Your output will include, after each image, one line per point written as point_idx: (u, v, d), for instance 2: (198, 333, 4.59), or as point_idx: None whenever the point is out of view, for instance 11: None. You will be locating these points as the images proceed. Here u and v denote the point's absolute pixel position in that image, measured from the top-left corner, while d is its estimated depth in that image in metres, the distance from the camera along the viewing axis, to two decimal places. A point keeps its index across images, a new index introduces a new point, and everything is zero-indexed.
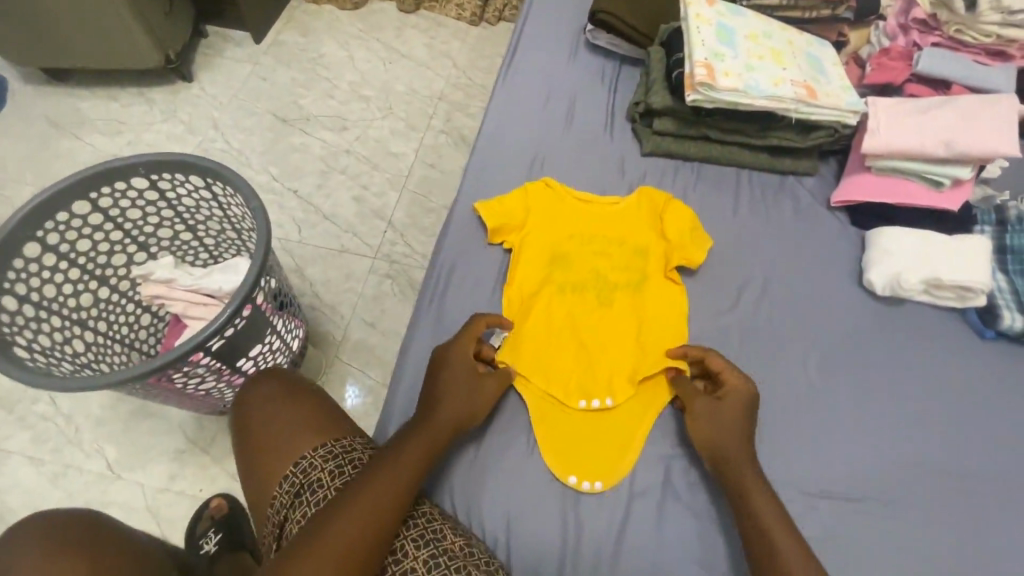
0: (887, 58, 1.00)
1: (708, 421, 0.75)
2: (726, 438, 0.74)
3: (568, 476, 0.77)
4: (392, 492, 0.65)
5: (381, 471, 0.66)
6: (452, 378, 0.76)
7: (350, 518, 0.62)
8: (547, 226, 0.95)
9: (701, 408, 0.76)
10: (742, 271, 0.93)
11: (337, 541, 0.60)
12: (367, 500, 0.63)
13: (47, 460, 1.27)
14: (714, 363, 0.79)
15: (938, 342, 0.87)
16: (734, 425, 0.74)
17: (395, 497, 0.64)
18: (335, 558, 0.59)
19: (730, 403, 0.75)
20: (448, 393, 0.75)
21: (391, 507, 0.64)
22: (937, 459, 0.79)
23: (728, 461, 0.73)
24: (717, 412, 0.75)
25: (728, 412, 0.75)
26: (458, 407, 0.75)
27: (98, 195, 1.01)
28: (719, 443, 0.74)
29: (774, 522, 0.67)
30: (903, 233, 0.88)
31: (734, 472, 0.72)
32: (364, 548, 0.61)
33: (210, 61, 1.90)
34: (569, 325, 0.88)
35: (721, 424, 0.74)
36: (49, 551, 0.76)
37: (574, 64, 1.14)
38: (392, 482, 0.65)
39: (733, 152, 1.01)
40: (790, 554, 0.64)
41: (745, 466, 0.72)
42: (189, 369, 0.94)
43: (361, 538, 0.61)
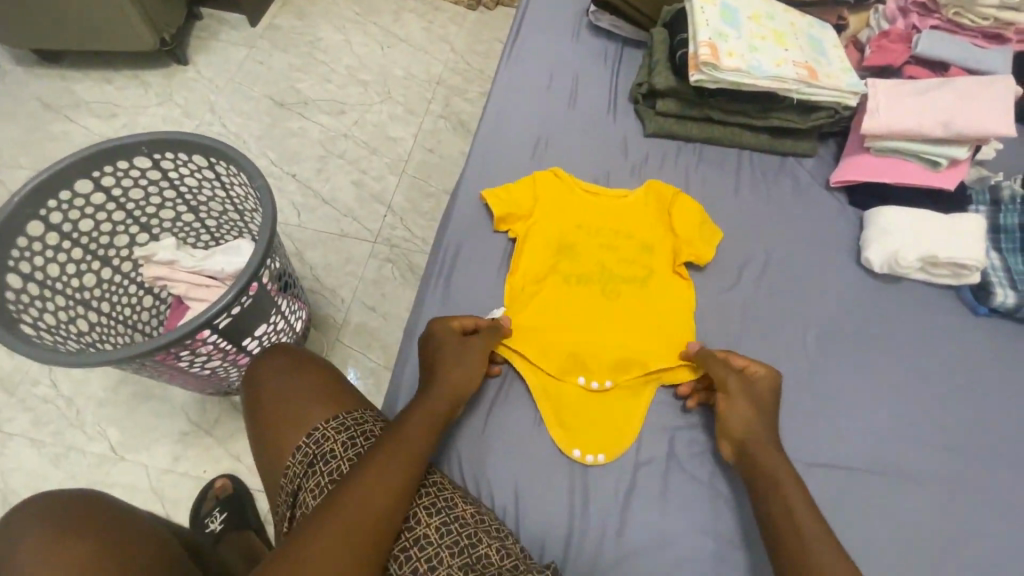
0: (887, 41, 1.01)
1: (745, 401, 0.74)
2: (755, 418, 0.73)
3: (572, 450, 0.79)
4: (401, 465, 0.64)
5: (390, 444, 0.66)
6: (445, 350, 0.77)
7: (359, 490, 0.61)
8: (552, 206, 0.96)
9: (736, 386, 0.75)
10: (744, 251, 0.95)
11: (346, 512, 0.59)
12: (376, 473, 0.63)
13: (48, 443, 1.26)
14: (736, 361, 0.80)
15: (933, 319, 0.89)
16: (765, 408, 0.75)
17: (404, 469, 0.64)
18: (343, 530, 0.58)
19: (761, 383, 0.77)
20: (455, 366, 0.76)
21: (400, 480, 0.63)
22: (932, 432, 0.82)
23: (756, 439, 0.71)
24: (751, 393, 0.75)
25: (761, 395, 0.76)
26: (457, 380, 0.75)
27: (100, 174, 1.01)
28: (748, 419, 0.73)
29: (795, 498, 0.65)
30: (902, 211, 0.90)
31: (758, 450, 0.71)
32: (373, 520, 0.60)
33: (205, 44, 1.88)
34: (571, 307, 0.89)
35: (752, 405, 0.74)
36: (47, 538, 0.69)
37: (577, 45, 1.15)
38: (401, 455, 0.65)
39: (734, 134, 1.02)
40: (810, 530, 0.62)
41: (764, 443, 0.71)
42: (195, 347, 0.95)
43: (370, 509, 0.60)
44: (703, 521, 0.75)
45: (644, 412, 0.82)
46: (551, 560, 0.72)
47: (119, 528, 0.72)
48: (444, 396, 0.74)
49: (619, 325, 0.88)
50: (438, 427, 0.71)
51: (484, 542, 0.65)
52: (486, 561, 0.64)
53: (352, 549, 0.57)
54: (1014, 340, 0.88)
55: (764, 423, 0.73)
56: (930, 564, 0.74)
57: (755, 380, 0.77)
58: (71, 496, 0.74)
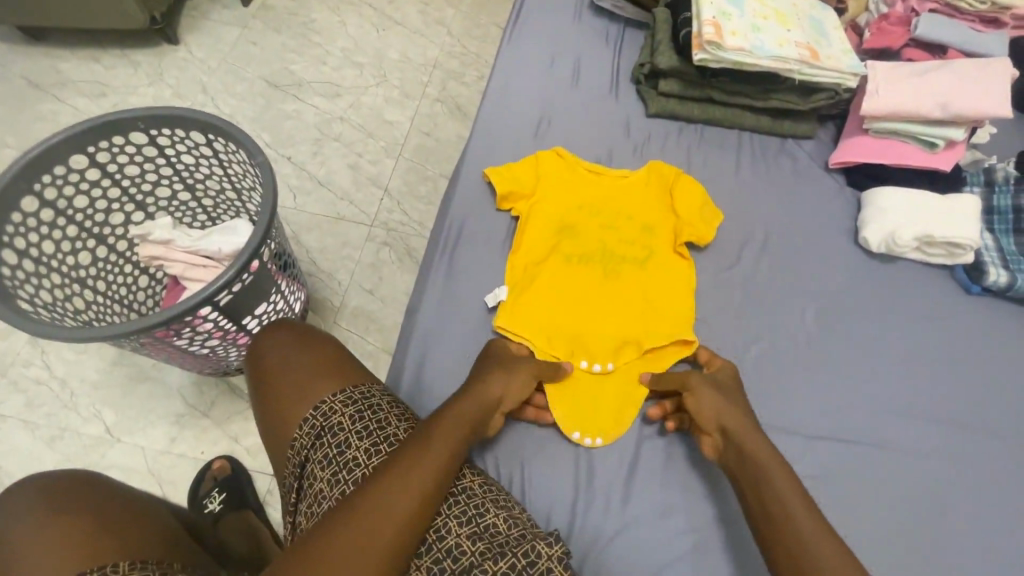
0: (886, 23, 1.02)
1: (713, 395, 0.74)
2: (736, 415, 0.72)
3: (572, 432, 0.79)
4: (429, 464, 0.62)
5: (417, 440, 0.64)
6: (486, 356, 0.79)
7: (386, 489, 0.59)
8: (555, 187, 0.96)
9: (698, 381, 0.76)
10: (744, 230, 0.96)
11: (369, 509, 0.58)
12: (402, 470, 0.61)
13: (42, 425, 1.25)
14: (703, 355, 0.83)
15: (927, 298, 0.91)
16: (736, 402, 0.74)
17: (432, 468, 0.61)
18: (367, 528, 0.56)
19: (722, 376, 0.78)
20: (491, 367, 0.77)
21: (428, 479, 0.61)
22: (925, 408, 0.84)
23: (742, 440, 0.69)
24: (720, 391, 0.75)
25: (726, 391, 0.76)
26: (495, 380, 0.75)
27: (96, 149, 0.99)
28: (719, 413, 0.72)
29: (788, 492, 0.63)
30: (899, 192, 0.91)
31: (750, 449, 0.68)
32: (396, 521, 0.57)
33: (196, 24, 1.84)
34: (574, 288, 0.89)
35: (729, 404, 0.73)
36: (40, 514, 0.67)
37: (578, 25, 1.14)
38: (431, 453, 0.63)
39: (735, 115, 1.03)
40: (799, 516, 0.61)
41: (747, 433, 0.70)
42: (196, 326, 0.94)
43: (395, 507, 0.58)
44: (704, 493, 0.76)
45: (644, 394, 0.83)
46: (556, 531, 0.73)
47: (115, 505, 0.70)
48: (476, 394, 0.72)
49: (620, 307, 0.89)
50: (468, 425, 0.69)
51: (491, 512, 0.66)
52: (494, 530, 0.64)
53: (375, 548, 0.56)
54: (1005, 318, 0.90)
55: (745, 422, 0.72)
56: (921, 533, 0.76)
57: (718, 379, 0.78)
58: (69, 478, 0.72)
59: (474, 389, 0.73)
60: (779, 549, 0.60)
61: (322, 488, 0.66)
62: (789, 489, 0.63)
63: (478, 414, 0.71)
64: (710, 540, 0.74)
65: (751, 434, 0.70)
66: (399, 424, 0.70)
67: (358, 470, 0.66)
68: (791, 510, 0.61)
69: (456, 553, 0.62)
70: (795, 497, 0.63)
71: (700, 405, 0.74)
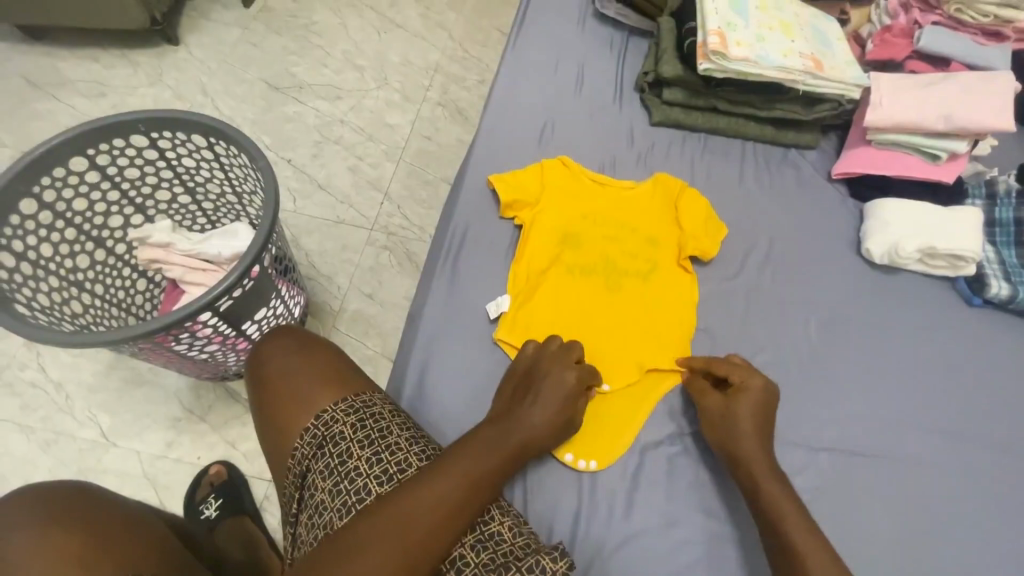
0: (889, 35, 1.03)
1: (727, 425, 0.73)
2: (753, 451, 0.71)
3: (563, 454, 0.78)
4: (410, 528, 0.57)
5: (406, 492, 0.60)
6: (554, 380, 0.74)
7: (360, 546, 0.56)
8: (560, 197, 0.95)
9: (716, 408, 0.75)
10: (747, 240, 0.96)
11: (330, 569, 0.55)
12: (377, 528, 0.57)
13: (36, 428, 1.24)
14: (721, 368, 0.78)
15: (927, 309, 0.91)
16: (754, 433, 0.72)
17: (457, 489, 0.60)
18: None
19: (739, 402, 0.74)
20: (536, 403, 0.72)
21: (453, 499, 0.60)
22: (927, 420, 0.84)
23: (751, 468, 0.70)
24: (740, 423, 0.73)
25: (742, 423, 0.73)
26: (550, 411, 0.72)
27: (95, 152, 0.98)
28: (732, 442, 0.72)
29: (795, 516, 0.65)
30: (903, 203, 0.92)
31: (767, 488, 0.68)
32: (406, 535, 0.57)
33: (197, 25, 1.83)
34: (575, 302, 0.88)
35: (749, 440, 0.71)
36: (38, 528, 0.65)
37: (583, 32, 1.14)
38: (413, 513, 0.58)
39: (738, 124, 1.03)
40: (803, 542, 0.63)
41: (758, 459, 0.70)
42: (194, 331, 0.94)
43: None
44: (707, 505, 0.76)
45: (642, 418, 0.81)
46: (559, 543, 0.72)
47: (114, 521, 0.69)
48: (494, 441, 0.67)
49: (620, 322, 0.87)
50: (480, 478, 0.62)
51: (496, 520, 0.65)
52: (499, 538, 0.63)
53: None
54: (1005, 330, 0.90)
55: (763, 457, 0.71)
56: (924, 546, 0.76)
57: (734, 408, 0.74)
58: (64, 489, 0.70)
59: (492, 435, 0.67)
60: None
61: (323, 498, 0.65)
62: (805, 535, 0.63)
63: (492, 467, 0.64)
64: (716, 552, 0.73)
65: (768, 471, 0.70)
66: (400, 432, 0.69)
67: (359, 479, 0.65)
68: (793, 533, 0.63)
69: (460, 564, 0.61)
70: (809, 541, 0.63)
71: (721, 443, 0.73)
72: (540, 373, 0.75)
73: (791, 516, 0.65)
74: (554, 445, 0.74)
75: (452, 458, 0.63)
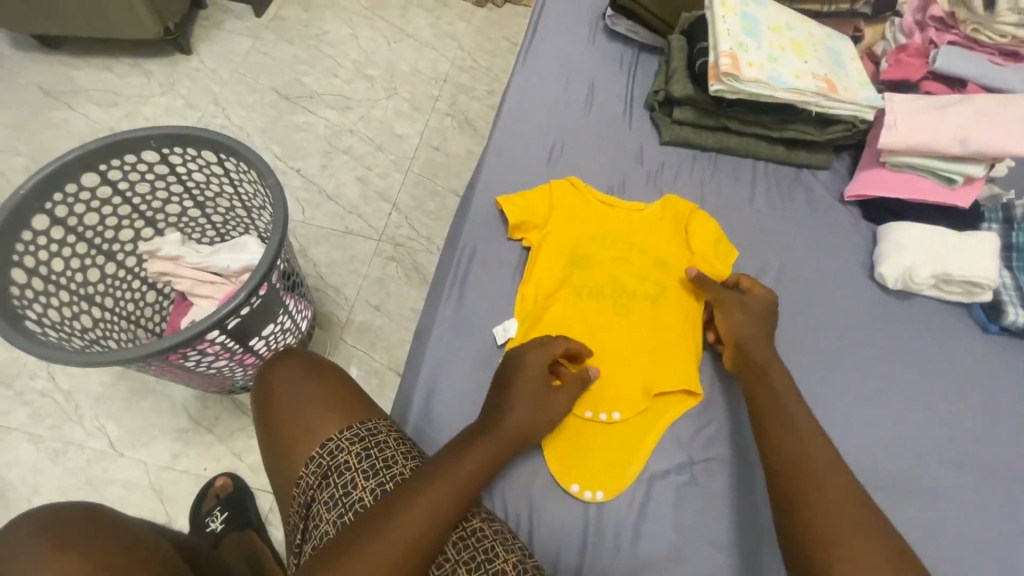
0: (905, 55, 1.01)
1: (741, 313, 0.82)
2: (781, 381, 0.75)
3: (570, 484, 0.76)
4: (399, 530, 0.58)
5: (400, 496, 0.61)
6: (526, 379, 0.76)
7: (343, 553, 0.56)
8: (569, 220, 0.94)
9: (733, 300, 0.83)
10: (758, 262, 0.94)
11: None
12: (364, 540, 0.57)
13: (45, 437, 1.25)
14: (744, 282, 0.86)
15: (942, 335, 0.90)
16: (766, 345, 0.79)
17: (452, 493, 0.62)
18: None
19: (754, 301, 0.83)
20: (519, 401, 0.74)
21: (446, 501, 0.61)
22: (938, 448, 0.82)
23: (760, 357, 0.77)
24: (772, 375, 0.75)
25: (755, 318, 0.81)
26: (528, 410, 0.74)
27: (107, 167, 0.99)
28: (745, 329, 0.80)
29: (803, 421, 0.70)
30: (915, 227, 0.90)
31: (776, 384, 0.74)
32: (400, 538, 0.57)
33: (209, 34, 1.85)
34: (583, 326, 0.87)
35: (782, 378, 0.75)
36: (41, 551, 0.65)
37: (593, 49, 1.14)
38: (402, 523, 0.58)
39: (750, 145, 1.02)
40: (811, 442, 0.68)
41: (763, 349, 0.78)
42: (202, 348, 0.94)
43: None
44: (716, 536, 0.74)
45: (651, 447, 0.79)
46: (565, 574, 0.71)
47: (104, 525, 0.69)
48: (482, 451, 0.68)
49: (629, 346, 0.85)
50: (466, 487, 0.63)
51: (500, 557, 0.64)
52: None
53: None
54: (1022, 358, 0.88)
55: (790, 388, 0.74)
56: None
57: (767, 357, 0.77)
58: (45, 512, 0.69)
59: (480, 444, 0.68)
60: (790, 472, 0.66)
61: (328, 530, 0.65)
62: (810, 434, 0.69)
63: (479, 480, 0.65)
64: None
65: (785, 379, 0.75)
66: (406, 462, 0.69)
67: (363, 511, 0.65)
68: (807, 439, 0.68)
69: None
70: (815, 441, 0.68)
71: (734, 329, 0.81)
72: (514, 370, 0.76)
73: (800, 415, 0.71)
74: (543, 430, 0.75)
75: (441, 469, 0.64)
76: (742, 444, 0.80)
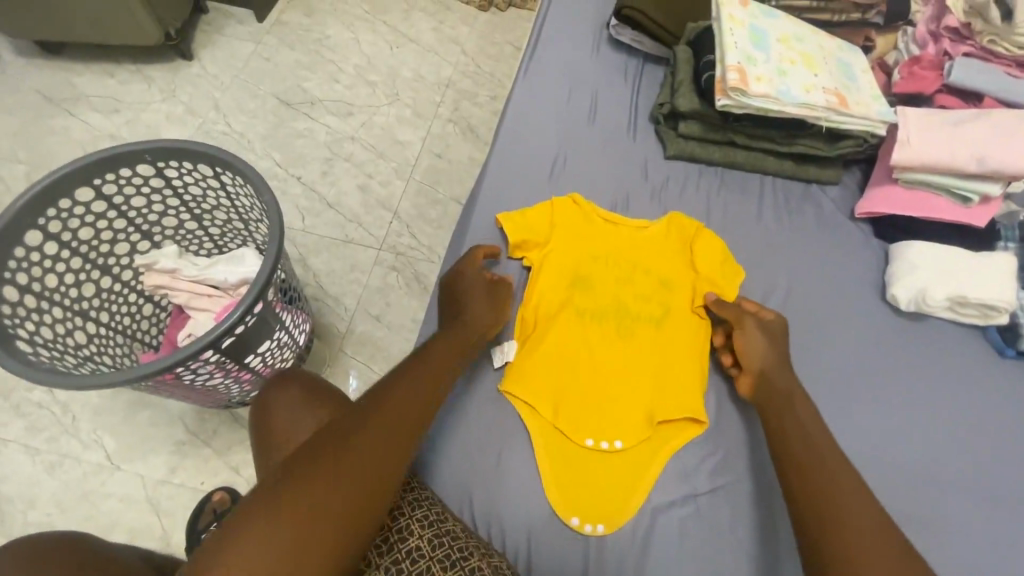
0: (918, 67, 0.98)
1: (765, 340, 0.80)
2: (801, 402, 0.74)
3: (570, 517, 0.74)
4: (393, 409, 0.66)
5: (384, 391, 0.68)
6: (471, 285, 0.83)
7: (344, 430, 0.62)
8: (571, 241, 0.92)
9: (754, 326, 0.81)
10: (766, 280, 0.92)
11: (302, 511, 0.54)
12: (341, 460, 0.59)
13: (42, 450, 1.23)
14: (750, 304, 0.84)
15: (957, 358, 0.87)
16: (787, 371, 0.78)
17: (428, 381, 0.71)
18: (322, 509, 0.55)
19: (773, 324, 0.81)
20: (468, 304, 0.81)
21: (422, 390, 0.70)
22: (954, 476, 0.79)
23: (778, 381, 0.76)
24: (799, 409, 0.73)
25: (775, 343, 0.80)
26: (482, 309, 0.82)
27: (101, 181, 0.98)
28: (766, 357, 0.78)
29: (818, 433, 0.71)
30: (929, 247, 0.87)
31: (791, 398, 0.74)
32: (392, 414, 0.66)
33: (211, 39, 1.83)
34: (584, 349, 0.84)
35: (803, 400, 0.74)
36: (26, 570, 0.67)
37: (597, 59, 1.12)
38: (370, 439, 0.62)
39: (758, 160, 0.99)
40: (828, 451, 0.69)
41: (782, 377, 0.77)
42: (196, 366, 0.92)
43: (337, 511, 0.56)
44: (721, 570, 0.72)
45: (653, 477, 0.76)
46: None
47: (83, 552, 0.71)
48: (427, 370, 0.73)
49: (632, 370, 0.83)
50: (418, 402, 0.69)
51: None
52: None
53: (318, 552, 0.53)
54: None
55: (808, 405, 0.74)
56: None
57: (793, 391, 0.75)
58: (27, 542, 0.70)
59: (423, 364, 0.73)
60: (809, 478, 0.66)
61: None
62: (826, 445, 0.70)
63: (440, 390, 0.72)
64: None
65: (805, 400, 0.75)
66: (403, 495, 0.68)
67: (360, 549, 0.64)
68: (824, 449, 0.69)
69: None
70: (832, 451, 0.69)
71: (757, 357, 0.79)
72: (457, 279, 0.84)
73: (818, 431, 0.71)
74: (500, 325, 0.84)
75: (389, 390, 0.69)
76: (747, 473, 0.78)
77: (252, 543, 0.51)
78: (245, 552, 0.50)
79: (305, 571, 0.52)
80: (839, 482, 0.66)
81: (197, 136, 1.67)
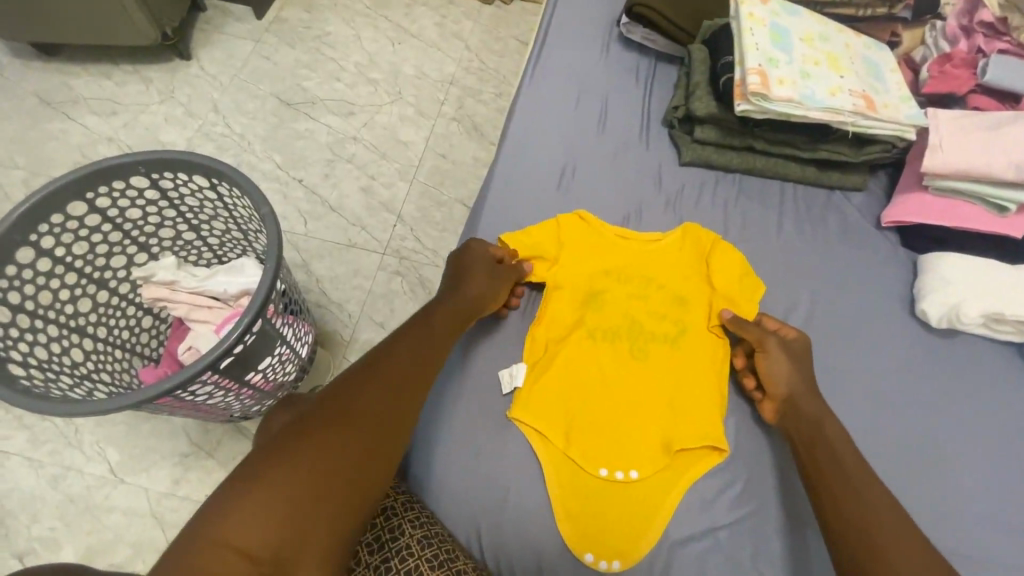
0: (949, 66, 0.93)
1: (789, 361, 0.76)
2: (830, 425, 0.70)
3: (584, 554, 0.70)
4: (395, 375, 0.67)
5: (385, 358, 0.68)
6: (470, 260, 0.82)
7: (350, 394, 0.63)
8: (581, 257, 0.88)
9: (776, 346, 0.77)
10: (787, 295, 0.87)
11: (299, 485, 0.54)
12: (332, 433, 0.58)
13: (45, 463, 1.21)
14: (769, 322, 0.81)
15: (992, 377, 0.82)
16: (812, 394, 0.74)
17: (429, 349, 0.72)
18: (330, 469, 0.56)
19: (795, 343, 0.78)
20: (466, 280, 0.80)
21: (422, 355, 0.71)
22: (994, 505, 0.74)
23: (803, 403, 0.73)
24: (828, 428, 0.70)
25: (799, 362, 0.76)
26: (480, 284, 0.80)
27: (94, 195, 0.94)
28: (790, 380, 0.74)
29: (841, 439, 0.69)
30: (961, 261, 0.83)
31: (817, 418, 0.71)
32: (394, 379, 0.66)
33: (209, 38, 1.79)
34: (597, 371, 0.81)
35: (832, 422, 0.71)
36: None
37: (607, 59, 1.07)
38: (359, 413, 0.61)
39: (778, 166, 0.95)
40: (849, 456, 0.67)
41: (807, 401, 0.73)
42: (198, 387, 0.89)
43: (335, 483, 0.56)
44: None
45: (671, 511, 0.73)
46: None
47: None
48: (416, 344, 0.71)
49: (647, 394, 0.79)
50: (416, 372, 0.69)
51: None
52: None
53: (319, 523, 0.53)
54: None
55: (835, 423, 0.71)
56: None
57: (824, 422, 0.70)
58: None
59: (412, 339, 0.72)
60: (832, 484, 0.65)
61: None
62: (851, 455, 0.68)
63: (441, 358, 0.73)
64: None
65: (834, 421, 0.71)
66: (412, 533, 0.66)
67: None
68: (845, 454, 0.67)
69: None
70: (854, 459, 0.67)
71: (783, 380, 0.75)
72: (466, 258, 0.83)
73: (842, 442, 0.69)
74: (494, 304, 0.82)
75: (378, 363, 0.67)
76: (770, 503, 0.74)
77: (250, 514, 0.51)
78: (243, 523, 0.50)
79: (317, 525, 0.53)
80: (861, 485, 0.64)
81: (195, 138, 1.63)
